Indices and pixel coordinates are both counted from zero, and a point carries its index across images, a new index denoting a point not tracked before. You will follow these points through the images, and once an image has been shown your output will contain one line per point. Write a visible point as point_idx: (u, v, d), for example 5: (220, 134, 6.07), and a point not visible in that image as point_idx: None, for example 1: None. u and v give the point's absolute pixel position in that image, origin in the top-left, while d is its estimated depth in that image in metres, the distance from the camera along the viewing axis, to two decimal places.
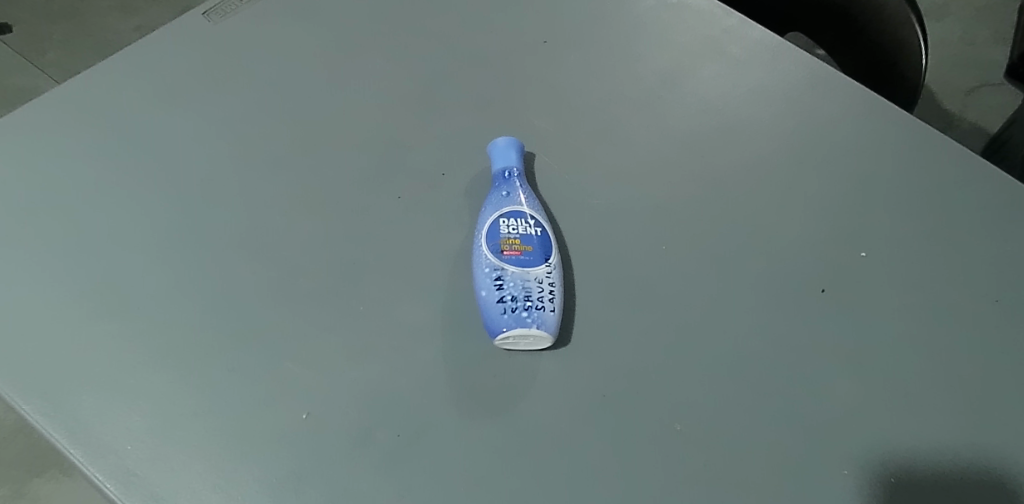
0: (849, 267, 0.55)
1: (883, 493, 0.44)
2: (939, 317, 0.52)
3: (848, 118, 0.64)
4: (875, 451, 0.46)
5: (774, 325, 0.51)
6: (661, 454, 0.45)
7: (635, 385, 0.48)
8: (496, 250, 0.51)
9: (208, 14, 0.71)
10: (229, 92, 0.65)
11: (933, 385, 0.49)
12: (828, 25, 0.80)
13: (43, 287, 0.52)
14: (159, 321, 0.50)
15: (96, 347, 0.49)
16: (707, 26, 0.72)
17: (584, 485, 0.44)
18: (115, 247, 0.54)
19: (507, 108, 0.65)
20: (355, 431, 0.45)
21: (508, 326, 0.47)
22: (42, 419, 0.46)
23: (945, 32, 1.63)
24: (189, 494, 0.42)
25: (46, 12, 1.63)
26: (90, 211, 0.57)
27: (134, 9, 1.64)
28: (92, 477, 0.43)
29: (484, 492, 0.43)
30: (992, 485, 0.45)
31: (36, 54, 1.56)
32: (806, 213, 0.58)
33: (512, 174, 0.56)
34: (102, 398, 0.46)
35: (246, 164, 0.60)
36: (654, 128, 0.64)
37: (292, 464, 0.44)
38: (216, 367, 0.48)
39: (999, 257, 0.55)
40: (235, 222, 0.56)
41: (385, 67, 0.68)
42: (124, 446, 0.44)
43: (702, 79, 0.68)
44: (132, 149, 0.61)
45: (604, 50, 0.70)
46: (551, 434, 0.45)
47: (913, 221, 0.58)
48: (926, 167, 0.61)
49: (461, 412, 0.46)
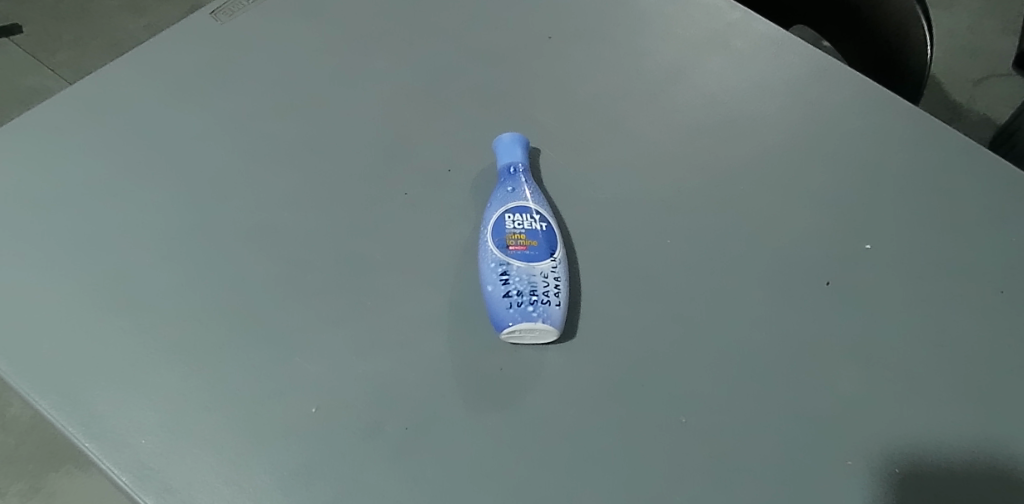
0: (854, 259, 0.55)
1: (888, 485, 0.44)
2: (945, 309, 0.52)
3: (854, 110, 0.64)
4: (881, 443, 0.46)
5: (778, 318, 0.52)
6: (666, 445, 0.46)
7: (640, 378, 0.48)
8: (501, 245, 0.51)
9: (216, 13, 0.72)
10: (237, 90, 0.66)
11: (939, 376, 0.49)
12: (835, 17, 0.80)
13: (56, 284, 0.53)
14: (170, 317, 0.51)
15: (108, 343, 0.50)
16: (713, 19, 0.72)
17: (591, 477, 0.44)
18: (127, 244, 0.55)
19: (512, 104, 0.65)
20: (364, 425, 0.46)
21: (514, 319, 0.47)
22: (56, 413, 0.46)
23: (952, 22, 1.61)
24: (203, 486, 0.43)
25: (54, 12, 1.65)
26: (102, 209, 0.57)
27: (141, 8, 1.66)
28: (108, 471, 0.44)
29: (491, 484, 0.44)
30: (998, 475, 0.45)
31: (45, 54, 1.57)
32: (811, 206, 0.58)
33: (517, 169, 0.56)
34: (116, 393, 0.47)
35: (255, 162, 0.60)
36: (660, 123, 0.64)
37: (303, 457, 0.44)
38: (226, 361, 0.48)
39: (1006, 248, 0.55)
40: (245, 219, 0.57)
41: (391, 65, 0.68)
42: (138, 440, 0.45)
43: (708, 72, 0.68)
44: (141, 148, 0.61)
45: (610, 45, 0.70)
46: (558, 426, 0.46)
47: (918, 213, 0.58)
48: (931, 159, 0.61)
49: (468, 405, 0.47)
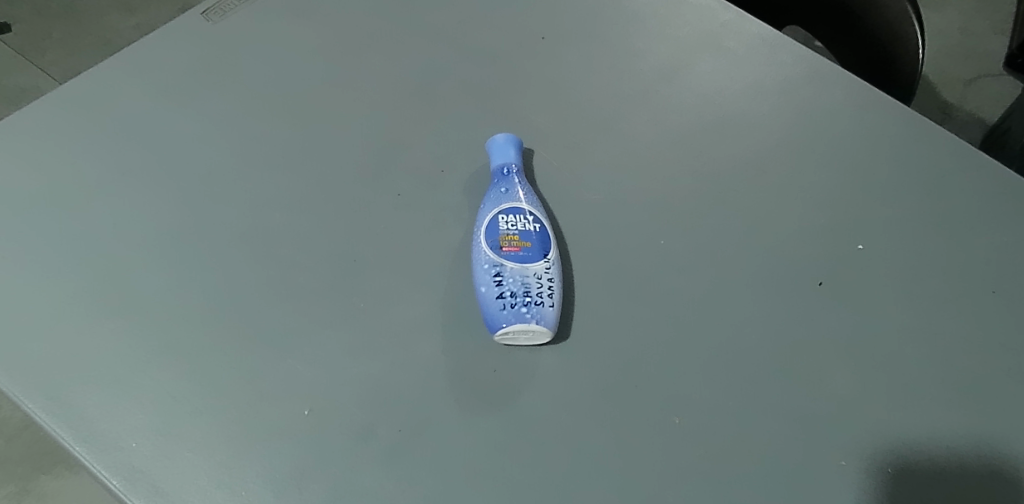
0: (847, 260, 0.55)
1: (881, 484, 0.44)
2: (937, 309, 0.53)
3: (847, 111, 0.64)
4: (874, 443, 0.46)
5: (772, 318, 0.52)
6: (661, 446, 0.46)
7: (634, 378, 0.48)
8: (495, 246, 0.51)
9: (207, 13, 0.71)
10: (229, 90, 0.65)
11: (931, 376, 0.49)
12: (828, 18, 0.80)
13: (46, 286, 0.52)
14: (161, 319, 0.50)
15: (99, 346, 0.49)
16: (706, 20, 0.72)
17: (585, 478, 0.44)
18: (118, 246, 0.55)
19: (506, 105, 0.65)
20: (357, 427, 0.46)
21: (507, 321, 0.47)
22: (46, 416, 0.46)
23: (944, 22, 1.62)
24: (195, 490, 0.43)
25: (44, 11, 1.63)
26: (92, 211, 0.57)
27: (133, 7, 1.64)
28: (98, 474, 0.44)
29: (486, 486, 0.43)
30: (990, 474, 0.45)
31: (36, 53, 1.56)
32: (804, 206, 0.58)
33: (510, 170, 0.56)
34: (107, 396, 0.47)
35: (247, 163, 0.60)
36: (654, 123, 0.64)
37: (296, 460, 0.44)
38: (217, 363, 0.48)
39: (997, 248, 0.56)
40: (238, 219, 0.56)
41: (384, 65, 0.68)
42: (129, 443, 0.45)
43: (701, 73, 0.68)
44: (133, 148, 0.61)
45: (603, 45, 0.70)
46: (552, 427, 0.46)
47: (910, 214, 0.58)
48: (923, 159, 0.61)
49: (462, 406, 0.47)
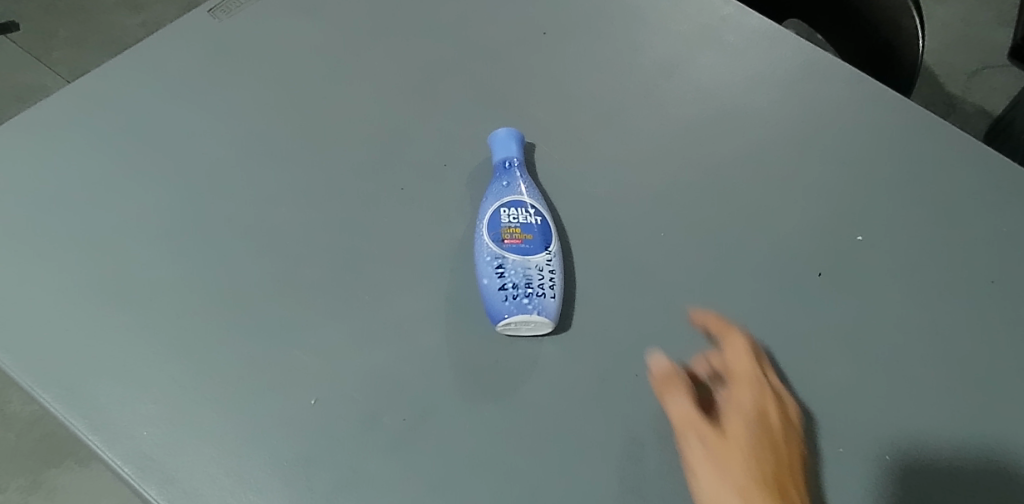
0: (846, 251, 0.56)
1: (879, 471, 0.45)
2: (935, 298, 0.53)
3: (847, 103, 0.65)
4: (872, 431, 0.47)
5: (771, 309, 0.52)
6: (661, 434, 0.46)
7: (634, 368, 0.49)
8: (496, 239, 0.52)
9: (213, 11, 0.72)
10: (235, 87, 0.66)
11: (929, 365, 0.50)
12: (828, 11, 0.80)
13: (57, 280, 0.53)
14: (169, 313, 0.51)
15: (109, 338, 0.50)
16: (707, 13, 0.72)
17: (587, 466, 0.45)
18: (127, 241, 0.56)
19: (508, 99, 0.66)
20: (362, 416, 0.46)
21: (509, 312, 0.48)
22: (59, 406, 0.47)
23: (948, 13, 1.62)
24: (205, 478, 0.44)
25: (51, 9, 1.65)
26: (101, 206, 0.58)
27: (140, 5, 1.66)
28: (110, 462, 0.45)
29: (489, 473, 0.44)
30: (986, 461, 0.46)
31: (43, 52, 1.57)
32: (804, 198, 0.59)
33: (512, 163, 0.57)
34: (117, 387, 0.48)
35: (253, 158, 0.61)
36: (654, 116, 0.64)
37: (303, 448, 0.45)
38: (224, 355, 0.49)
39: (996, 238, 0.56)
40: (243, 213, 0.57)
41: (387, 61, 0.68)
42: (140, 432, 0.46)
43: (701, 66, 0.68)
44: (140, 145, 0.62)
45: (605, 40, 0.70)
46: (553, 416, 0.47)
47: (910, 204, 0.58)
48: (922, 151, 0.62)
49: (464, 396, 0.47)
